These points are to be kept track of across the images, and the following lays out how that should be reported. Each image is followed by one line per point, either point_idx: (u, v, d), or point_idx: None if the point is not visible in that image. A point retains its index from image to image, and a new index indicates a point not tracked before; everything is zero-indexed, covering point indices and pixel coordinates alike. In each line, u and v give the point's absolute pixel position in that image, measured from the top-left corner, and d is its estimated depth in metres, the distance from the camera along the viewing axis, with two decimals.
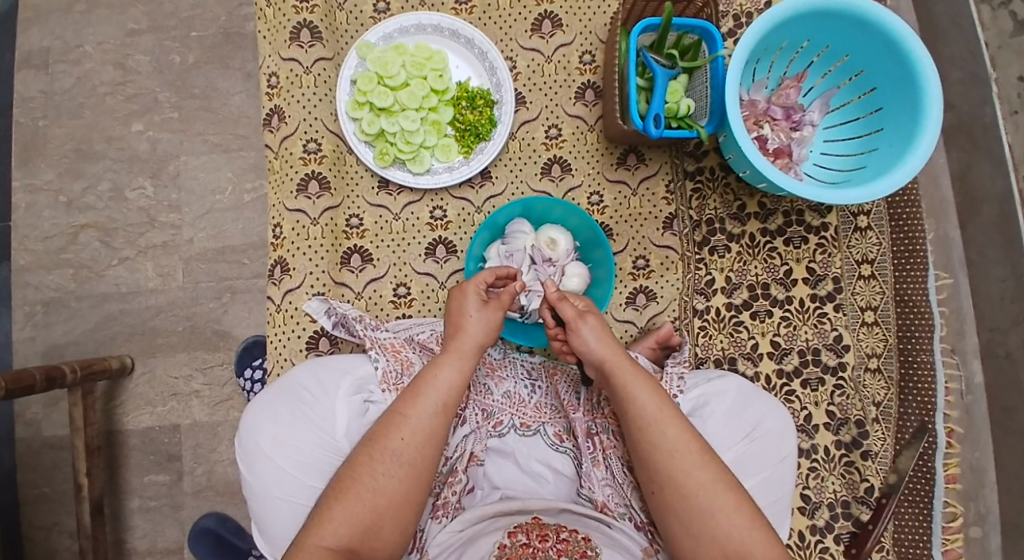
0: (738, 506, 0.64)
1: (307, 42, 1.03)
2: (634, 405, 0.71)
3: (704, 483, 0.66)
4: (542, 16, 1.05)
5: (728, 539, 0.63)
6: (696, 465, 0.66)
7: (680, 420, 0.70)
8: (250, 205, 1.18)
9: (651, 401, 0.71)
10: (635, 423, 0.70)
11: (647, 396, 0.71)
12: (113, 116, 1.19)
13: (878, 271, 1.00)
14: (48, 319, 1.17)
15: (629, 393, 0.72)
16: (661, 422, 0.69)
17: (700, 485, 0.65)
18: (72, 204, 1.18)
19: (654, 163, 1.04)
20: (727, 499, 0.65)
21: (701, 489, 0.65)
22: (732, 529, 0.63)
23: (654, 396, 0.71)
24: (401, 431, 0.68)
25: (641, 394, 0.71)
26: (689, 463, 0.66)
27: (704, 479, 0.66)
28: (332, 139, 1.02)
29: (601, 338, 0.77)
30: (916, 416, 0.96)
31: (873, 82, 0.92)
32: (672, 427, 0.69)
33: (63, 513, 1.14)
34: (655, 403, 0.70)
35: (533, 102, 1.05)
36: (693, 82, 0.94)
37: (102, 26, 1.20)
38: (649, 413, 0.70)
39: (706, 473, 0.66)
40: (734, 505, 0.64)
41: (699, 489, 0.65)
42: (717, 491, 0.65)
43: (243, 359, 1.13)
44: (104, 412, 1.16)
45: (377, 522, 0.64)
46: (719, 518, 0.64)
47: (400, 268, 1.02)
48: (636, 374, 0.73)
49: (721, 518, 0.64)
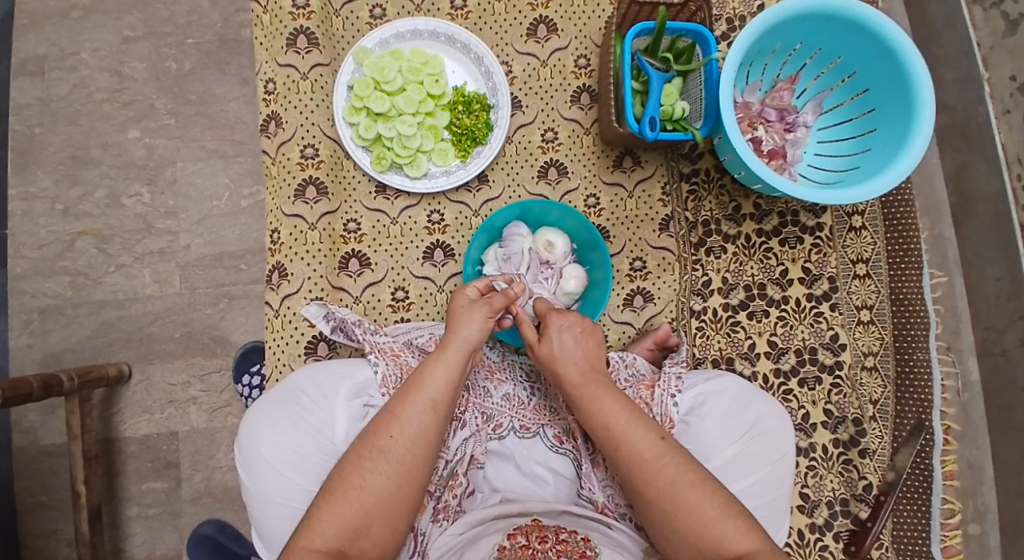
0: (700, 501, 0.64)
1: (304, 48, 1.04)
2: (593, 418, 0.72)
3: (663, 486, 0.65)
4: (538, 21, 1.06)
5: (697, 535, 0.63)
6: (654, 470, 0.67)
7: (645, 427, 0.70)
8: (247, 210, 1.18)
9: (612, 410, 0.72)
10: (610, 427, 0.71)
11: (607, 407, 0.72)
12: (110, 122, 1.19)
13: (873, 271, 1.01)
14: (45, 326, 1.17)
15: (587, 405, 0.73)
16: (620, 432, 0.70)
17: (660, 489, 0.66)
18: (69, 210, 1.18)
19: (650, 166, 1.05)
20: (688, 498, 0.64)
21: (661, 492, 0.65)
22: (698, 525, 0.63)
23: (617, 403, 0.72)
24: (390, 430, 0.69)
25: (602, 403, 0.73)
26: (647, 470, 0.67)
27: (662, 483, 0.66)
28: (330, 145, 1.03)
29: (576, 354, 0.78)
30: (914, 414, 0.97)
31: (865, 84, 0.93)
32: (638, 430, 0.70)
33: (61, 520, 1.13)
34: (609, 420, 0.71)
35: (529, 106, 1.06)
36: (688, 84, 0.94)
37: (98, 34, 1.20)
38: (605, 424, 0.71)
39: (663, 477, 0.66)
40: (696, 502, 0.64)
41: (660, 493, 0.65)
42: (677, 493, 0.65)
43: (241, 365, 1.13)
44: (102, 420, 1.15)
45: (365, 521, 0.64)
46: (683, 517, 0.64)
47: (398, 272, 1.03)
48: (605, 390, 0.74)
49: (685, 517, 0.64)
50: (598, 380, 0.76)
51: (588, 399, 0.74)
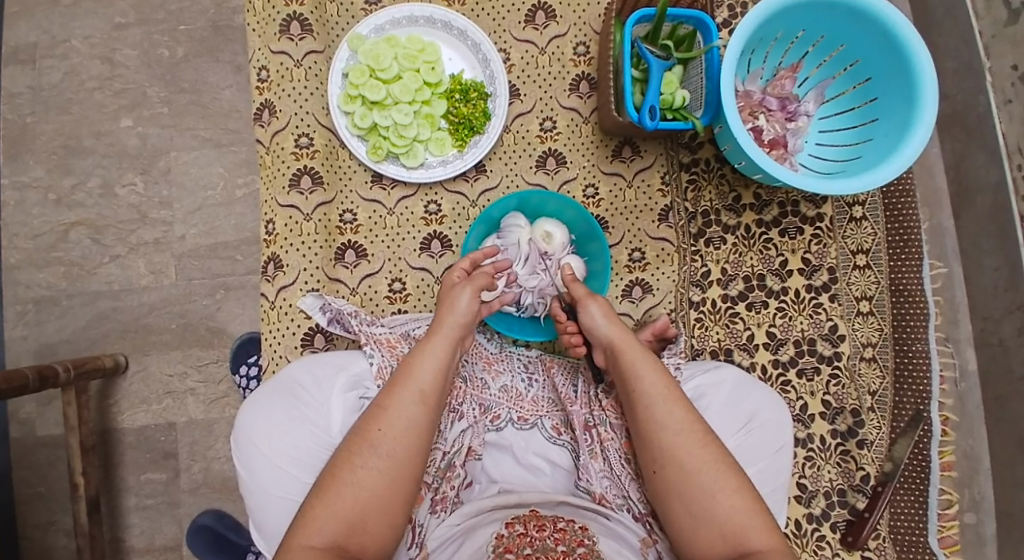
0: (738, 487, 0.65)
1: (298, 35, 1.02)
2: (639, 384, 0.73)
3: (706, 462, 0.66)
4: (536, 7, 1.04)
5: (727, 521, 0.63)
6: (699, 444, 0.67)
7: (686, 402, 0.71)
8: (242, 200, 1.16)
9: (660, 382, 0.72)
10: (648, 401, 0.71)
11: (654, 379, 0.73)
12: (102, 111, 1.17)
13: (873, 261, 1.00)
14: (40, 317, 1.16)
15: (632, 372, 0.74)
16: (662, 404, 0.70)
17: (702, 463, 0.66)
18: (62, 200, 1.17)
19: (650, 155, 1.03)
20: (728, 480, 0.65)
21: (704, 467, 0.66)
22: (731, 511, 0.63)
23: (661, 375, 0.73)
24: (379, 423, 0.68)
25: (648, 372, 0.73)
26: (692, 442, 0.67)
27: (706, 458, 0.67)
28: (325, 134, 1.01)
29: (614, 324, 0.80)
30: (911, 405, 0.97)
31: (868, 72, 0.92)
32: (678, 407, 0.70)
33: (59, 511, 1.13)
34: (663, 386, 0.72)
35: (528, 95, 1.04)
36: (688, 72, 0.93)
37: (89, 20, 1.18)
38: (662, 390, 0.71)
39: (708, 453, 0.67)
40: (734, 485, 0.65)
41: (700, 468, 0.66)
42: (719, 471, 0.66)
43: (238, 356, 1.12)
44: (99, 411, 1.15)
45: (361, 517, 0.64)
46: (719, 498, 0.64)
47: (395, 263, 1.02)
48: (646, 358, 0.75)
49: (722, 498, 0.64)
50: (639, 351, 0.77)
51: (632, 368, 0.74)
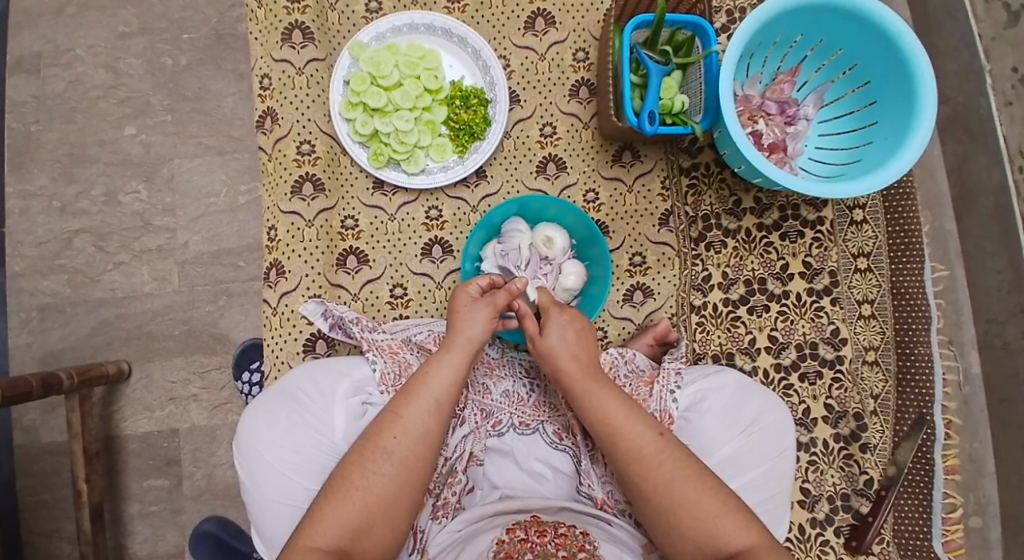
0: (700, 497, 0.64)
1: (299, 43, 1.03)
2: (591, 413, 0.73)
3: (662, 482, 0.66)
4: (535, 14, 1.05)
5: (696, 532, 0.63)
6: (653, 465, 0.67)
7: (637, 422, 0.70)
8: (245, 207, 1.17)
9: (614, 404, 0.72)
10: (597, 429, 0.72)
11: (604, 402, 0.72)
12: (106, 120, 1.18)
13: (874, 264, 1.00)
14: (44, 324, 1.17)
15: (585, 401, 0.74)
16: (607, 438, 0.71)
17: (659, 484, 0.66)
18: (66, 208, 1.18)
19: (650, 160, 1.04)
20: (688, 494, 0.65)
21: (661, 488, 0.66)
22: (697, 521, 0.63)
23: (615, 398, 0.73)
24: (393, 430, 0.68)
25: (600, 399, 0.73)
26: (644, 465, 0.67)
27: (661, 478, 0.66)
28: (326, 141, 1.02)
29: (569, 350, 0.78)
30: (914, 408, 0.97)
31: (867, 77, 0.92)
32: (633, 428, 0.70)
33: (62, 519, 1.13)
34: (613, 412, 0.71)
35: (528, 101, 1.05)
36: (687, 77, 0.93)
37: (93, 29, 1.19)
38: (606, 418, 0.71)
39: (662, 473, 0.66)
40: (694, 498, 0.64)
41: (660, 489, 0.66)
42: (676, 488, 0.65)
43: (240, 362, 1.13)
44: (102, 417, 1.15)
45: (367, 522, 0.64)
46: (682, 513, 0.64)
47: (396, 269, 1.02)
48: (600, 388, 0.74)
49: (684, 512, 0.64)
50: (595, 376, 0.76)
51: (585, 397, 0.74)
